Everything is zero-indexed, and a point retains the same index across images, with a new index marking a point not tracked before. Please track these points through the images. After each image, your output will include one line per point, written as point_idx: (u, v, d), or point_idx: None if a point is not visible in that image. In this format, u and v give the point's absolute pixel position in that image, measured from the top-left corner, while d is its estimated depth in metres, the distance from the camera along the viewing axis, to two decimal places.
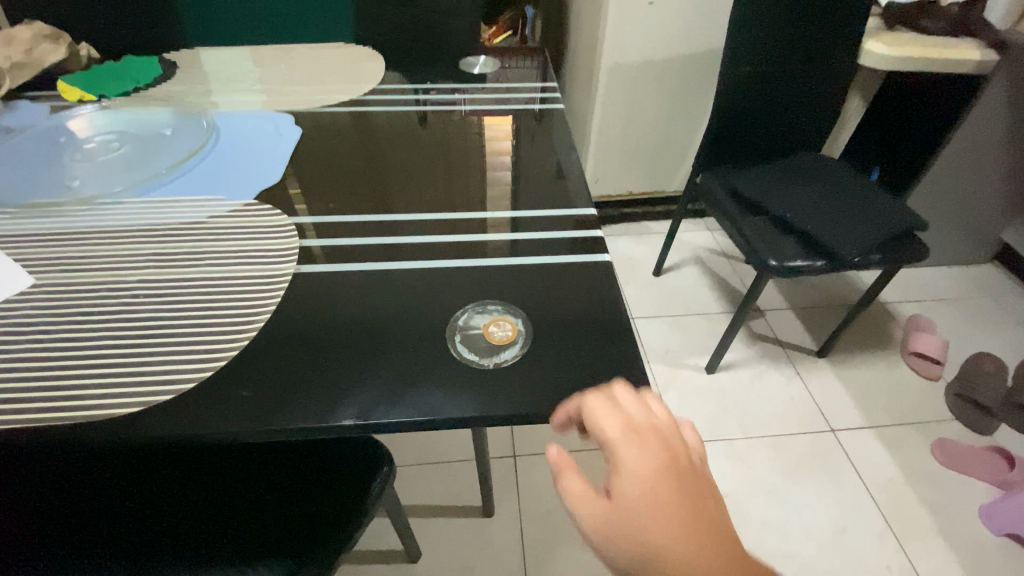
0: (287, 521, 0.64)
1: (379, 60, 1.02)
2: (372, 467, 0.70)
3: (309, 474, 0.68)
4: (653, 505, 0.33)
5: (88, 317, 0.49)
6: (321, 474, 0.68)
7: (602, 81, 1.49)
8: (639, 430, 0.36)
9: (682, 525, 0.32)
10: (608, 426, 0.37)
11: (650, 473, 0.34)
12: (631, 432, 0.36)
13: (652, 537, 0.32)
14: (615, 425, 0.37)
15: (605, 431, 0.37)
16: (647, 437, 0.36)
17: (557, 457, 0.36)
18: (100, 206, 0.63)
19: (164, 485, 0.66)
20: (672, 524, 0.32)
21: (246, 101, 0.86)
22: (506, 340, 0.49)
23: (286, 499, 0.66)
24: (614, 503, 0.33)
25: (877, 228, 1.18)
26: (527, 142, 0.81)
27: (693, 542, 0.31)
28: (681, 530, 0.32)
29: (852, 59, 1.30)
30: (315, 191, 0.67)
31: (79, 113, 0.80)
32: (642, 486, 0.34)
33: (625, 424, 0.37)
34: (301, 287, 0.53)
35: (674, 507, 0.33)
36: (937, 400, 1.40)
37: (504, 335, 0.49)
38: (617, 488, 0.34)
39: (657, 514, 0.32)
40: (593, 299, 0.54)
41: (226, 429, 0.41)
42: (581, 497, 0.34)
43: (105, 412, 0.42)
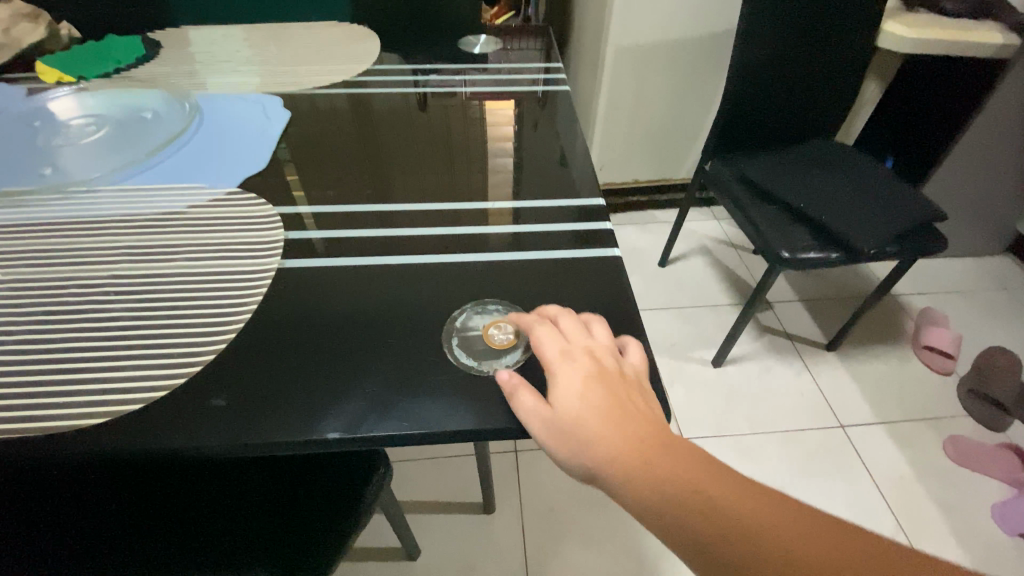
0: (285, 518, 0.60)
1: (376, 40, 0.97)
2: (368, 465, 0.66)
3: (305, 469, 0.65)
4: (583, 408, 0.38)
5: (55, 316, 0.45)
6: (315, 473, 0.65)
7: (608, 63, 1.43)
8: (572, 353, 0.42)
9: (608, 424, 0.37)
10: (546, 351, 0.42)
11: (582, 386, 0.40)
12: (564, 355, 0.42)
13: (581, 434, 0.37)
14: (550, 350, 0.42)
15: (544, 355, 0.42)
16: (579, 357, 0.41)
17: (506, 380, 0.40)
18: (74, 195, 0.58)
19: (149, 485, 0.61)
20: (601, 423, 0.37)
21: (233, 82, 0.81)
22: (507, 344, 0.45)
23: (282, 495, 0.62)
24: (552, 410, 0.39)
25: (896, 218, 1.13)
26: (530, 127, 0.76)
27: (620, 436, 0.37)
28: (608, 428, 0.37)
29: (870, 41, 1.24)
30: (312, 179, 0.63)
31: (55, 96, 0.76)
32: (575, 397, 0.39)
33: (560, 348, 0.42)
34: (286, 283, 0.49)
35: (599, 407, 0.38)
36: (950, 396, 1.36)
37: (505, 339, 0.45)
38: (555, 400, 0.39)
39: (587, 416, 0.38)
40: (601, 298, 0.50)
41: (201, 443, 0.38)
42: (524, 410, 0.39)
43: (69, 423, 0.38)
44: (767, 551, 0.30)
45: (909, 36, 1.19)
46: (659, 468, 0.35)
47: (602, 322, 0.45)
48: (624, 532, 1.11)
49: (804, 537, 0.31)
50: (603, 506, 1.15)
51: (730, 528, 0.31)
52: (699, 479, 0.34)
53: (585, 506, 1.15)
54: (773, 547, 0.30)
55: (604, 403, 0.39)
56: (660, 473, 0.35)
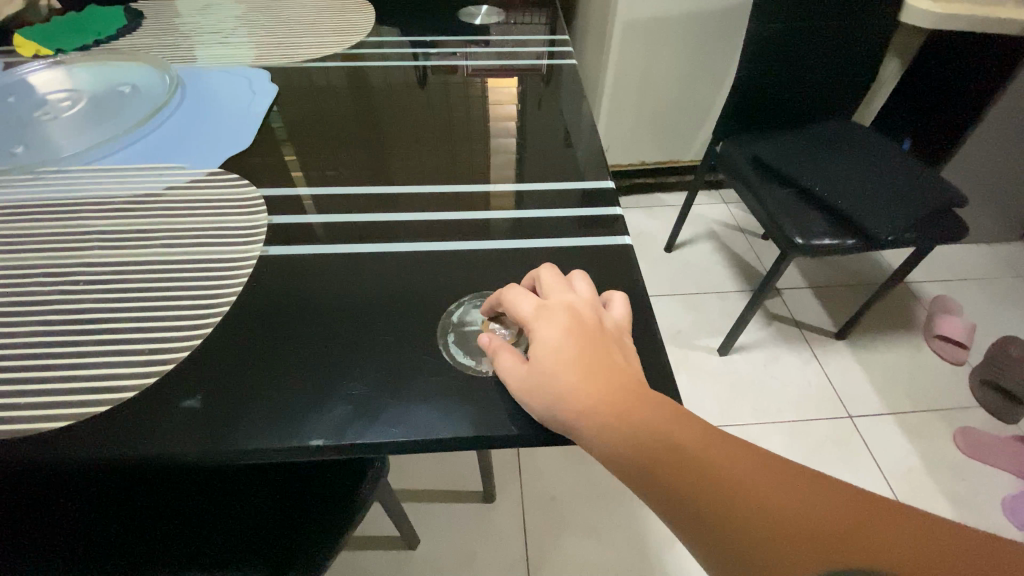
0: (278, 516, 0.57)
1: (371, 11, 0.91)
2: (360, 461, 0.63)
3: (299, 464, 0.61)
4: (563, 361, 0.37)
5: (19, 308, 0.42)
6: (304, 468, 0.61)
7: (615, 38, 1.37)
8: (550, 307, 0.40)
9: (585, 376, 0.36)
10: (522, 307, 0.40)
11: (560, 340, 0.38)
12: (540, 309, 0.40)
13: (559, 388, 0.36)
14: (527, 305, 0.40)
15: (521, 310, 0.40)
16: (557, 310, 0.39)
17: (486, 343, 0.39)
18: (46, 175, 0.55)
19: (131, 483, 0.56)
20: (581, 380, 0.36)
21: (219, 54, 0.77)
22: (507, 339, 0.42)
23: (275, 492, 0.59)
24: (528, 367, 0.37)
25: (913, 203, 1.09)
26: (534, 105, 0.71)
27: (602, 393, 0.35)
28: (590, 386, 0.36)
29: (893, 15, 1.17)
30: (312, 157, 0.59)
31: (31, 69, 0.72)
32: (553, 351, 0.37)
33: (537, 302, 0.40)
34: (268, 273, 0.46)
35: (578, 358, 0.37)
36: (962, 386, 1.33)
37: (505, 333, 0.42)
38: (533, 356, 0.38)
39: (564, 372, 0.37)
40: (609, 288, 0.46)
41: (174, 450, 0.35)
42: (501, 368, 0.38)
43: (30, 427, 0.35)
44: (762, 521, 0.30)
45: (936, 9, 1.11)
46: (641, 423, 0.34)
47: (583, 276, 0.43)
48: (627, 522, 1.09)
49: (804, 505, 0.30)
50: (605, 496, 1.13)
51: (726, 497, 0.31)
52: (696, 446, 0.33)
53: (587, 495, 1.13)
54: (767, 515, 0.30)
55: (583, 359, 0.37)
56: (643, 428, 0.34)
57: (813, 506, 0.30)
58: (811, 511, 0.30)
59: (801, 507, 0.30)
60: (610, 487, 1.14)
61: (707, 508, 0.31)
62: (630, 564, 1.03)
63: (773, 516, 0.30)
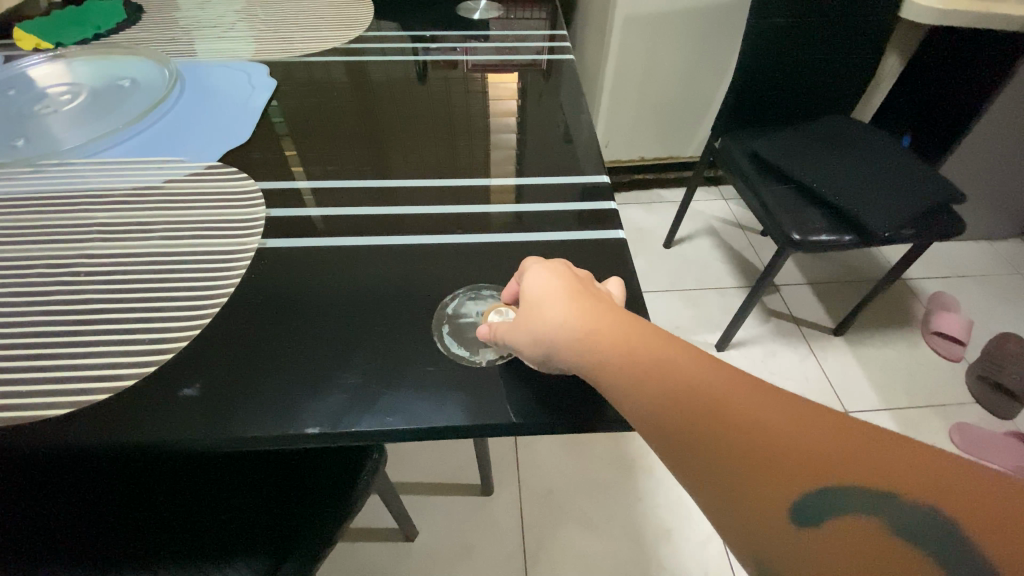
0: (276, 506, 0.57)
1: (370, 6, 0.91)
2: (358, 450, 0.63)
3: (298, 456, 0.62)
4: (554, 301, 0.38)
5: (21, 300, 0.42)
6: (302, 458, 0.62)
7: (615, 33, 1.37)
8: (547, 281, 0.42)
9: (576, 316, 0.37)
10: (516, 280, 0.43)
11: (548, 280, 0.39)
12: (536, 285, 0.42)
13: (548, 325, 0.37)
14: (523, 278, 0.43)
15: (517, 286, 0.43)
16: (555, 261, 0.41)
17: (485, 333, 0.40)
18: (47, 169, 0.55)
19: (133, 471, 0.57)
20: (575, 320, 0.36)
21: (217, 48, 0.77)
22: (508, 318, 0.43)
23: (275, 483, 0.59)
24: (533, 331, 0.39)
25: (909, 198, 1.09)
26: (534, 100, 0.72)
27: (593, 334, 0.36)
28: (589, 330, 0.36)
29: (893, 11, 1.17)
30: (312, 153, 0.59)
31: (31, 63, 0.72)
32: (545, 290, 0.39)
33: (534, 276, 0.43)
34: (264, 265, 0.46)
35: (572, 302, 0.37)
36: (958, 382, 1.34)
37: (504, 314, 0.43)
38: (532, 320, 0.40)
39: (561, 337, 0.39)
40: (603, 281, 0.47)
41: (173, 437, 0.35)
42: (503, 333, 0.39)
43: (34, 415, 0.36)
44: (734, 440, 0.30)
45: (937, 5, 1.12)
46: (639, 367, 0.34)
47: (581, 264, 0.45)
48: (624, 515, 1.10)
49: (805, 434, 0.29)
50: (602, 489, 1.14)
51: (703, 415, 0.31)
52: (680, 369, 0.33)
53: (584, 488, 1.14)
54: (739, 433, 0.30)
55: (570, 298, 0.38)
56: (641, 371, 0.34)
57: (790, 427, 0.29)
58: (803, 448, 0.28)
59: (777, 429, 0.29)
60: (607, 481, 1.15)
61: (681, 426, 0.31)
62: (627, 555, 1.04)
63: (747, 435, 0.29)
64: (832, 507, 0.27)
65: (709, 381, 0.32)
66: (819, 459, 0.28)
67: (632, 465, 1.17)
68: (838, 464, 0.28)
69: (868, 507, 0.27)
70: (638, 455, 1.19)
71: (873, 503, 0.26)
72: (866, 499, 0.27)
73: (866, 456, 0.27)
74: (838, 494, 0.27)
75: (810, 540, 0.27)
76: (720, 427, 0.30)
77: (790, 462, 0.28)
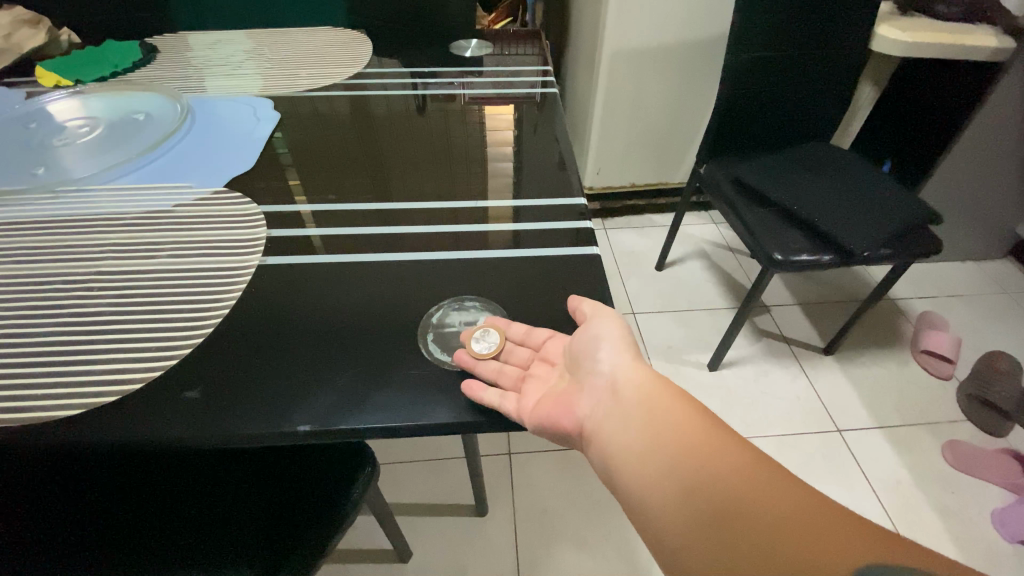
0: (269, 522, 0.59)
1: (372, 46, 0.98)
2: (350, 465, 0.65)
3: (289, 471, 0.63)
4: (625, 340, 0.49)
5: (39, 311, 0.46)
6: (299, 473, 0.63)
7: (603, 67, 1.44)
8: (528, 360, 0.50)
9: (632, 361, 0.49)
10: (511, 333, 0.48)
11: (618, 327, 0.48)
12: (521, 357, 0.49)
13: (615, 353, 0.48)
14: (522, 345, 0.49)
15: (508, 345, 0.48)
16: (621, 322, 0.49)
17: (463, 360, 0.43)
18: (63, 194, 0.60)
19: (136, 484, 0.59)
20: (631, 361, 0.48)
21: (225, 85, 0.83)
22: (484, 355, 0.44)
23: (266, 499, 0.61)
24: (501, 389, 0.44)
25: (889, 220, 1.13)
26: (530, 129, 0.77)
27: (643, 384, 0.47)
28: (646, 384, 0.47)
29: (864, 46, 1.24)
30: (312, 181, 0.64)
31: (51, 100, 0.78)
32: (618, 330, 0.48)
33: (527, 344, 0.49)
34: (263, 281, 0.50)
35: (632, 351, 0.49)
36: (948, 400, 1.35)
37: (486, 348, 0.45)
38: (498, 375, 0.44)
39: (532, 385, 0.48)
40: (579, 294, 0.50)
41: (176, 435, 0.38)
42: (481, 374, 0.43)
43: (45, 415, 0.39)
44: (759, 522, 0.36)
45: (905, 39, 1.19)
46: (667, 445, 0.42)
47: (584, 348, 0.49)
48: (618, 535, 1.10)
49: (811, 521, 0.36)
50: (596, 508, 1.14)
51: (717, 491, 0.39)
52: (701, 438, 0.42)
53: (579, 507, 1.14)
54: (758, 518, 0.37)
55: (629, 343, 0.49)
56: (669, 450, 0.42)
57: (794, 503, 0.37)
58: (813, 530, 0.35)
59: (783, 503, 0.37)
60: (601, 501, 1.15)
61: (699, 489, 0.39)
62: None
63: (755, 512, 0.37)
64: None
65: (725, 451, 0.41)
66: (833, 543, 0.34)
67: None
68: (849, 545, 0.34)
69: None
70: None
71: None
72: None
73: (867, 538, 0.35)
74: (864, 570, 0.33)
75: None
76: (732, 490, 0.39)
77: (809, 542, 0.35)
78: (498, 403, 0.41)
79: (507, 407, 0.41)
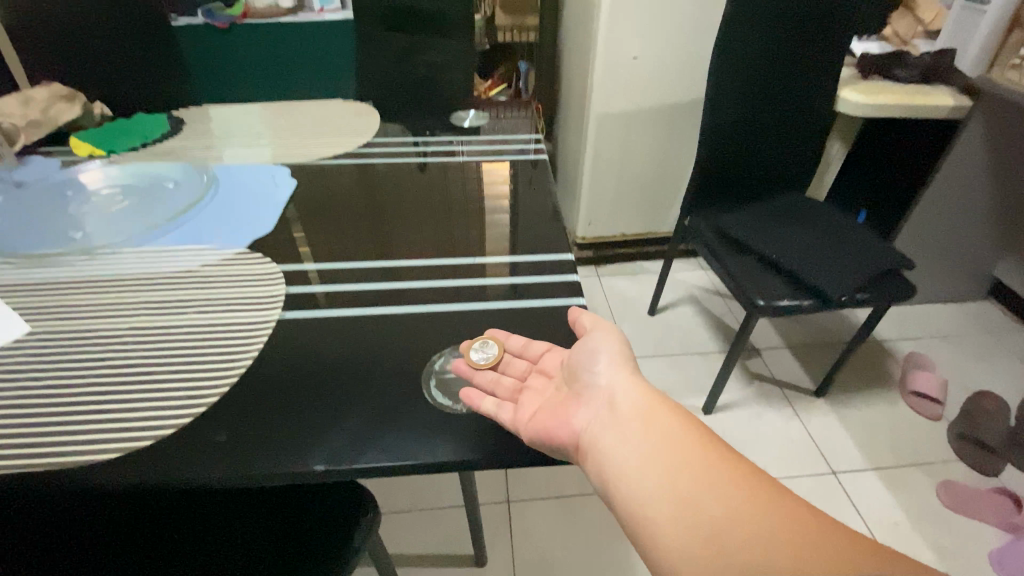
0: None
1: (378, 116, 1.08)
2: (354, 519, 0.66)
3: (295, 525, 0.65)
4: (623, 357, 0.54)
5: (81, 363, 0.51)
6: (304, 527, 0.65)
7: (591, 127, 1.56)
8: (525, 371, 0.57)
9: (632, 380, 0.53)
10: (510, 345, 0.56)
11: (614, 342, 0.55)
12: (518, 368, 0.57)
13: (614, 366, 0.54)
14: (521, 357, 0.57)
15: (507, 356, 0.57)
16: (618, 338, 0.55)
17: (462, 369, 0.50)
18: (99, 256, 0.66)
19: (152, 531, 0.62)
20: (630, 378, 0.53)
21: (245, 154, 0.91)
22: (481, 365, 0.52)
23: (271, 553, 0.62)
24: (496, 398, 0.49)
25: (863, 266, 1.20)
26: (525, 185, 0.84)
27: (644, 403, 0.51)
28: (648, 402, 0.51)
29: (829, 108, 1.35)
30: (322, 241, 0.70)
31: (87, 169, 0.86)
32: (614, 345, 0.54)
33: (525, 356, 0.57)
34: (283, 334, 0.55)
35: (631, 371, 0.54)
36: (939, 440, 1.37)
37: (483, 358, 0.53)
38: (495, 386, 0.51)
39: (530, 395, 0.54)
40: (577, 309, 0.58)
41: (206, 475, 0.42)
42: (479, 382, 0.50)
43: (83, 460, 0.43)
44: (764, 534, 0.40)
45: (867, 101, 1.31)
46: (674, 460, 0.46)
47: (582, 359, 0.54)
48: None
49: (813, 537, 0.39)
50: (595, 554, 1.14)
51: (724, 504, 0.42)
52: (704, 460, 0.46)
53: (577, 554, 1.14)
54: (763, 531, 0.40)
55: (626, 360, 0.55)
56: (675, 464, 0.45)
57: (783, 515, 0.41)
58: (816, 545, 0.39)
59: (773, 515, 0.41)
60: (599, 547, 1.15)
61: (707, 503, 0.42)
62: None
63: (761, 526, 0.40)
64: None
65: (720, 466, 0.45)
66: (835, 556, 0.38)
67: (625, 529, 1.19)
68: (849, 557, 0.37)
69: None
70: None
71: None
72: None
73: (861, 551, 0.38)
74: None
75: None
76: (727, 502, 0.42)
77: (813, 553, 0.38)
78: (494, 411, 0.46)
79: (502, 415, 0.47)
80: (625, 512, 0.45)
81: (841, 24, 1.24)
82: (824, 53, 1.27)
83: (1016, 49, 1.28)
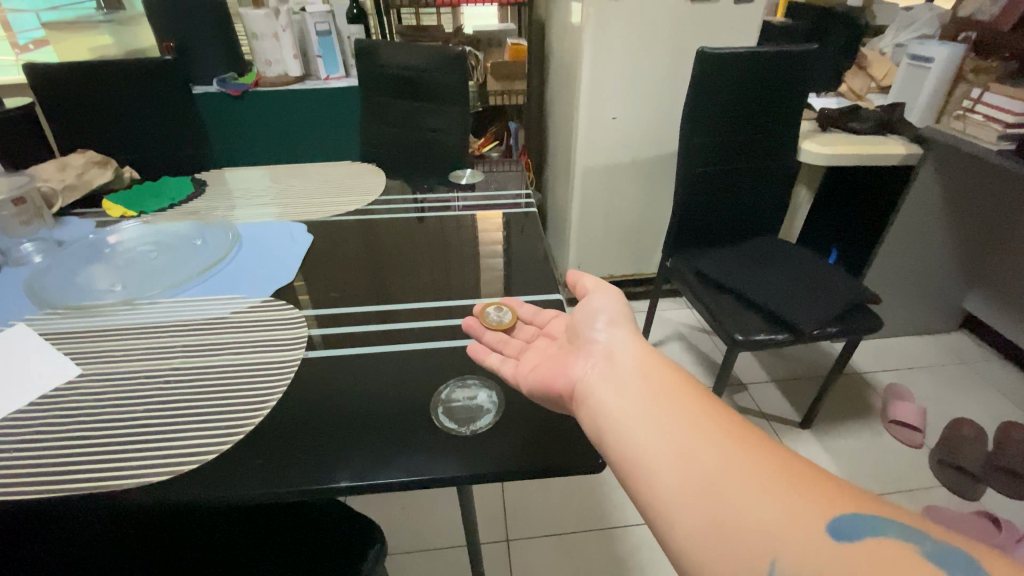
0: None
1: (382, 175, 1.19)
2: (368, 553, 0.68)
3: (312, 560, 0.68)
4: (623, 318, 0.61)
5: (129, 400, 0.57)
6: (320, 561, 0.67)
7: (577, 180, 1.69)
8: (533, 334, 0.68)
9: (632, 340, 0.58)
10: (523, 313, 0.72)
11: (613, 302, 0.63)
12: (527, 333, 0.68)
13: (614, 325, 0.60)
14: (530, 324, 0.70)
15: (520, 322, 0.70)
16: (616, 301, 0.63)
17: (469, 325, 0.67)
18: (139, 306, 0.74)
19: (183, 550, 0.68)
20: (630, 337, 0.59)
21: (263, 212, 1.01)
22: (490, 325, 0.67)
23: None
24: (501, 355, 0.64)
25: (832, 301, 1.29)
26: (517, 232, 0.94)
27: (643, 361, 0.55)
28: (647, 362, 0.55)
29: (793, 158, 1.49)
30: (336, 289, 0.78)
31: (120, 228, 0.95)
32: (612, 305, 0.63)
33: (534, 322, 0.70)
34: (308, 372, 0.62)
35: (633, 333, 0.60)
36: (922, 467, 1.43)
37: (496, 317, 0.69)
38: (500, 343, 0.65)
39: (533, 351, 0.64)
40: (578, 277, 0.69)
41: (244, 490, 0.49)
42: (486, 339, 0.66)
43: (135, 482, 0.49)
44: (753, 474, 0.41)
45: (825, 151, 1.45)
46: (668, 411, 0.48)
47: (583, 317, 0.63)
48: None
49: (802, 482, 0.40)
50: None
51: (715, 449, 0.44)
52: (700, 414, 0.48)
53: None
54: (753, 473, 0.41)
55: (626, 321, 0.61)
56: (669, 416, 0.48)
57: (776, 462, 0.42)
58: (804, 488, 0.40)
59: (766, 461, 0.42)
60: None
61: (698, 448, 0.44)
62: None
63: (752, 469, 0.41)
64: (860, 533, 0.35)
65: (716, 419, 0.47)
66: (822, 499, 0.38)
67: (623, 563, 1.21)
68: (835, 501, 0.38)
69: (877, 529, 0.36)
70: (627, 554, 1.23)
71: (876, 526, 0.36)
72: (860, 526, 0.36)
73: (847, 497, 0.39)
74: (844, 518, 0.37)
75: (846, 551, 0.34)
76: (723, 449, 0.44)
77: (800, 495, 0.39)
78: (496, 364, 0.61)
79: (503, 368, 0.61)
80: (621, 456, 0.47)
81: (796, 88, 1.38)
82: (783, 112, 1.41)
83: (963, 98, 1.40)
